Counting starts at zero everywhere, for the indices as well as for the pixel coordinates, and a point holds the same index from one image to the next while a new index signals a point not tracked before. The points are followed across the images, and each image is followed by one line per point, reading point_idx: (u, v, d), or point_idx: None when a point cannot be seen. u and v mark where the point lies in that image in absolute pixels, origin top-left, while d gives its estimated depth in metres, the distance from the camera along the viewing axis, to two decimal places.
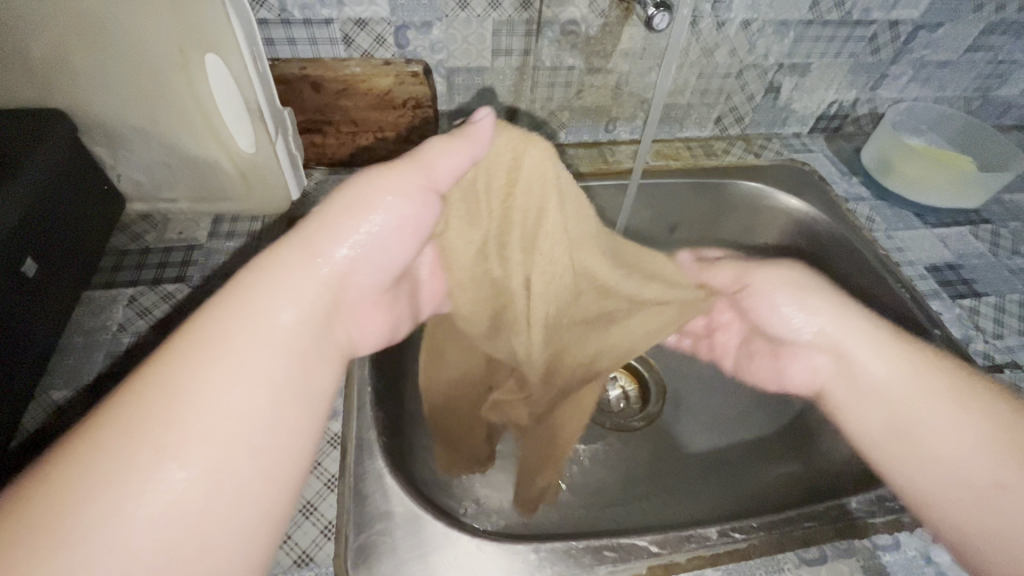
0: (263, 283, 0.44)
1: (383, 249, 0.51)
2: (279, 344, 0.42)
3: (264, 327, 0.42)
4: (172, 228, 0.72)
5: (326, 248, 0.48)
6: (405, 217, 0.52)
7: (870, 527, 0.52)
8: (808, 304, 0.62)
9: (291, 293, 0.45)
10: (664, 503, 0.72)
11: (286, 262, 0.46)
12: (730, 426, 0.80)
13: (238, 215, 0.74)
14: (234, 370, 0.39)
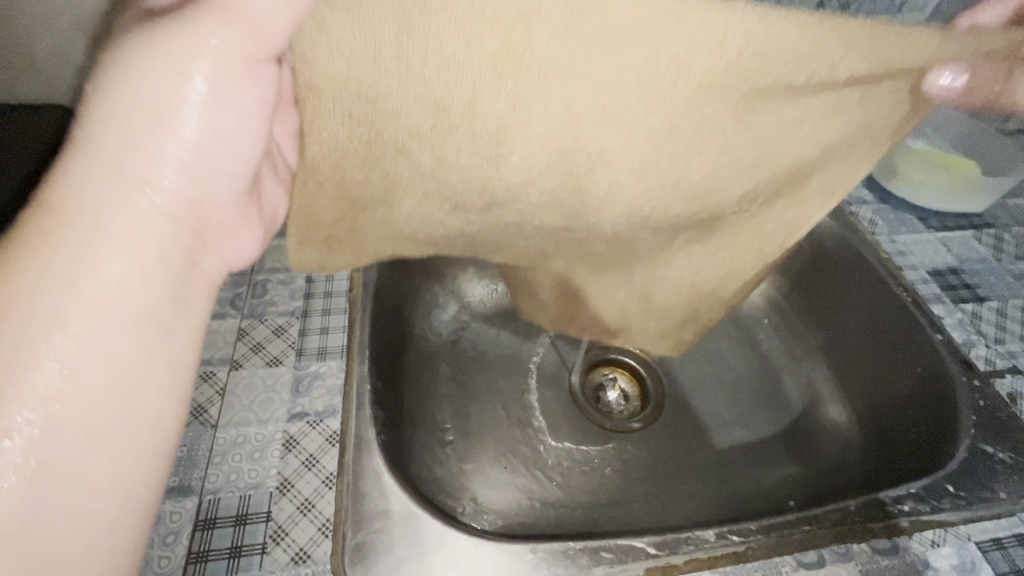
0: (69, 232, 0.35)
1: (236, 140, 0.41)
2: (95, 298, 0.35)
3: (69, 283, 0.34)
4: None
5: (143, 174, 0.37)
6: (247, 97, 0.40)
7: (869, 531, 0.51)
8: None
9: (120, 241, 0.36)
10: (662, 503, 0.72)
11: (84, 191, 0.36)
12: (730, 426, 0.80)
13: None
14: (33, 355, 0.33)
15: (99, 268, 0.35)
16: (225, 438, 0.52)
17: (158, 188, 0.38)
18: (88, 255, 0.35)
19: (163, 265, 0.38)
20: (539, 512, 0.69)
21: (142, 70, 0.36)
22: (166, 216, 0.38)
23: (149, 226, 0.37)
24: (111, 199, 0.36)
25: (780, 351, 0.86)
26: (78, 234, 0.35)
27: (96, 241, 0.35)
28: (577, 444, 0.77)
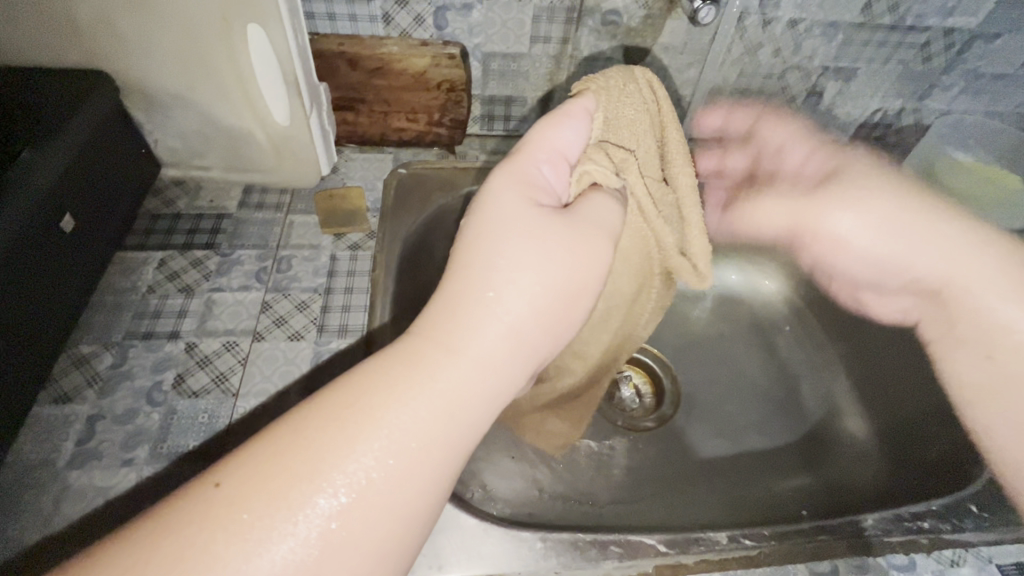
0: (436, 332, 0.31)
1: (584, 296, 0.37)
2: (410, 429, 0.28)
3: (412, 405, 0.29)
4: (203, 196, 0.71)
5: (500, 288, 0.33)
6: (585, 284, 0.37)
7: (884, 545, 0.50)
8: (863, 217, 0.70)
9: (473, 358, 0.31)
10: (669, 504, 0.71)
11: (498, 304, 0.33)
12: (744, 433, 0.79)
13: (267, 186, 0.73)
14: (339, 465, 0.26)
15: (437, 381, 0.30)
16: (243, 409, 0.54)
17: (520, 333, 0.33)
18: (446, 380, 0.30)
19: (489, 408, 0.32)
20: (547, 504, 0.69)
21: (505, 208, 0.37)
22: (517, 360, 0.33)
23: (496, 353, 0.32)
24: (473, 323, 0.32)
25: (800, 360, 0.85)
26: (449, 355, 0.31)
27: (440, 364, 0.30)
28: (589, 439, 0.77)
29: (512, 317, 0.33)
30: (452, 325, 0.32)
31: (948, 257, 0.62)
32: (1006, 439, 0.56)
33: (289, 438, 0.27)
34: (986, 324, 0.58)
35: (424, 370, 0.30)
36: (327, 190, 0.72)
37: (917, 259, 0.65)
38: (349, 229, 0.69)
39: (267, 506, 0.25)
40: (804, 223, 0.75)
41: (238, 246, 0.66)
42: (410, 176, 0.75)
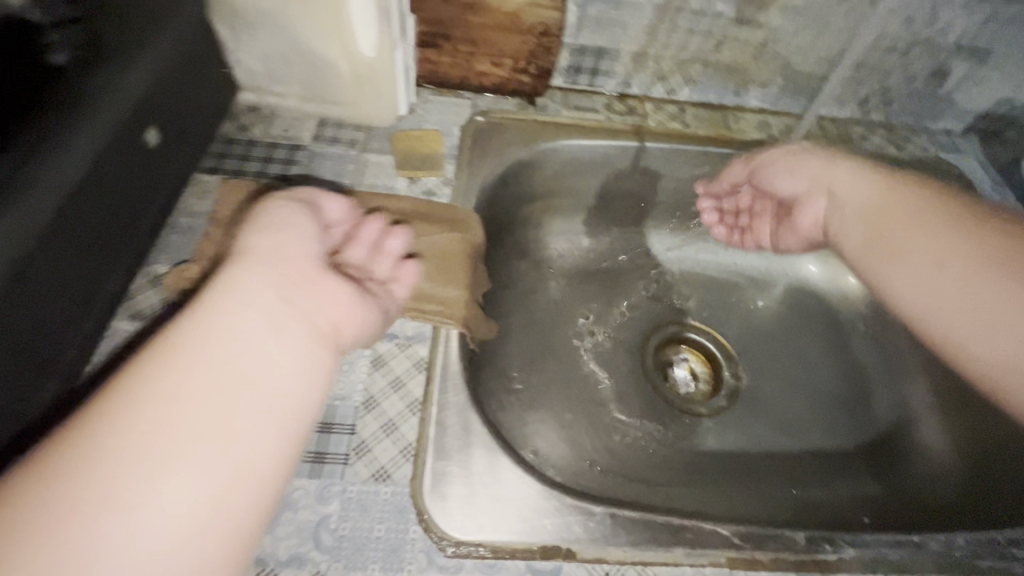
0: (220, 292, 0.37)
1: (292, 241, 0.42)
2: (199, 397, 0.33)
3: (202, 383, 0.34)
4: (279, 125, 0.69)
5: (254, 249, 0.40)
6: (285, 241, 0.42)
7: (973, 567, 0.47)
8: (797, 166, 0.63)
9: (259, 297, 0.38)
10: (729, 496, 0.68)
11: (214, 294, 0.37)
12: (802, 428, 0.76)
13: (343, 121, 0.70)
14: (123, 451, 0.31)
15: (244, 317, 0.37)
16: None
17: (303, 325, 0.39)
18: (203, 371, 0.34)
19: (272, 379, 0.36)
20: (597, 478, 0.68)
21: (258, 219, 0.43)
22: (343, 307, 0.43)
23: (272, 285, 0.39)
24: (227, 297, 0.37)
25: (874, 363, 0.80)
26: (200, 313, 0.36)
27: (221, 349, 0.35)
28: (644, 418, 0.75)
29: (255, 315, 0.37)
30: (229, 316, 0.36)
31: (863, 178, 0.58)
32: (978, 315, 0.47)
33: (64, 447, 0.30)
34: (887, 227, 0.55)
35: (204, 356, 0.35)
36: (403, 131, 0.70)
37: (801, 171, 0.63)
38: (423, 172, 0.66)
39: (59, 496, 0.29)
40: (810, 164, 0.62)
41: (312, 180, 0.64)
42: (488, 127, 0.73)
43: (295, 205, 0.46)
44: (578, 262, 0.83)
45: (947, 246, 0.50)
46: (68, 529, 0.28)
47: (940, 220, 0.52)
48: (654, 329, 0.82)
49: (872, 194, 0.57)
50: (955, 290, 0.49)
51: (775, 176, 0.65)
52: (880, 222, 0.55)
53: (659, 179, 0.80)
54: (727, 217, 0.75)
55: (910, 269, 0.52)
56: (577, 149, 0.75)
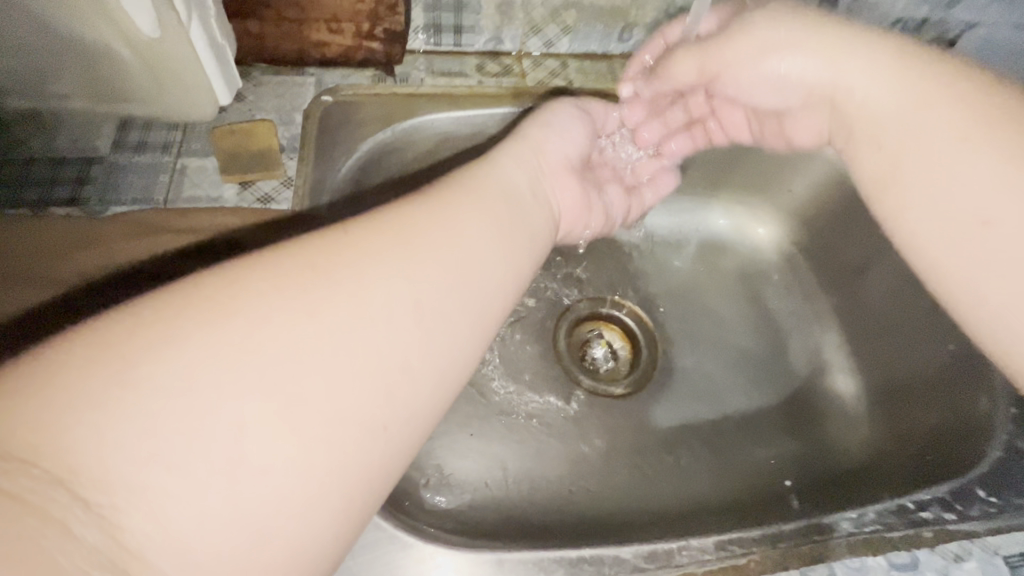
0: (432, 214, 0.37)
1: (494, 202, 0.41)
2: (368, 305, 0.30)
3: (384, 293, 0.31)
4: (66, 133, 0.55)
5: (491, 190, 0.42)
6: (504, 197, 0.42)
7: (885, 543, 0.44)
8: (784, 47, 0.48)
9: (451, 230, 0.36)
10: (654, 485, 0.65)
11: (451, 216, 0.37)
12: (723, 393, 0.73)
13: (152, 120, 0.57)
14: (249, 354, 0.27)
15: (438, 249, 0.35)
16: None
17: (484, 283, 0.37)
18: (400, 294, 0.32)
19: (447, 333, 0.33)
20: (511, 486, 0.63)
21: (500, 172, 0.45)
22: (506, 259, 0.39)
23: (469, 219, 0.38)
24: (420, 209, 0.36)
25: (787, 312, 0.78)
26: (392, 226, 0.34)
27: (424, 271, 0.33)
28: (560, 409, 0.69)
29: (459, 240, 0.36)
30: (420, 224, 0.35)
31: (884, 81, 0.45)
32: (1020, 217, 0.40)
33: (241, 280, 0.28)
34: (905, 114, 0.44)
35: (400, 266, 0.33)
36: (229, 124, 0.58)
37: (800, 60, 0.48)
38: (256, 174, 0.56)
39: (221, 316, 0.27)
40: (788, 39, 0.48)
41: (114, 200, 0.53)
42: (339, 108, 0.61)
43: (549, 131, 0.53)
44: None
45: (952, 108, 0.42)
46: (205, 367, 0.25)
47: (938, 101, 0.43)
48: (565, 308, 0.76)
49: (902, 105, 0.44)
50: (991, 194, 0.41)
51: (747, 78, 0.51)
52: (913, 141, 0.43)
53: None
54: (690, 128, 0.65)
55: (951, 167, 0.42)
56: (448, 123, 0.65)
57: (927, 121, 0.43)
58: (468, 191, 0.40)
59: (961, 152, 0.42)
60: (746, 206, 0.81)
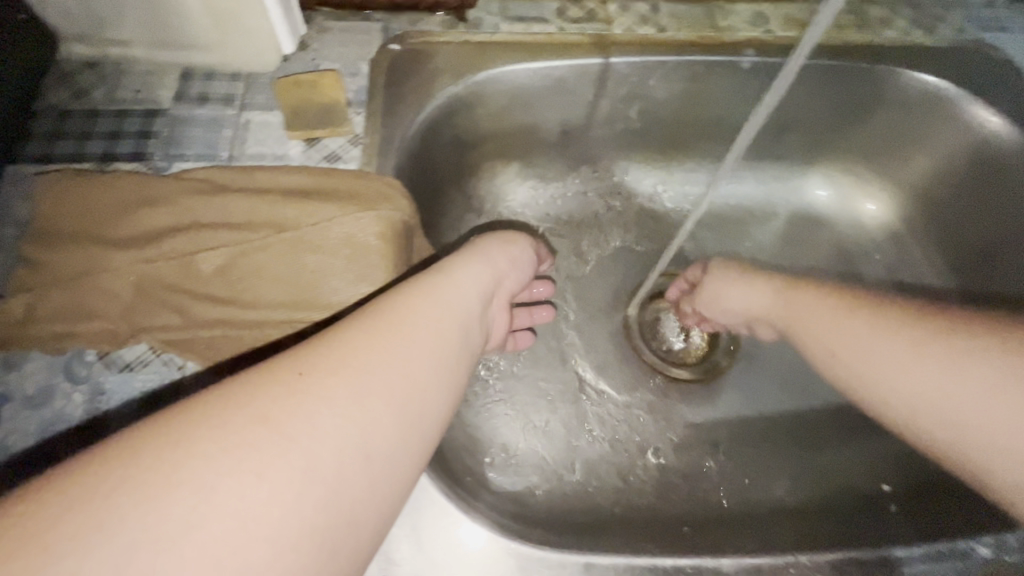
0: (386, 317, 0.31)
1: (455, 296, 0.37)
2: (341, 394, 0.26)
3: (355, 377, 0.27)
4: (128, 84, 0.52)
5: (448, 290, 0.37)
6: (473, 286, 0.39)
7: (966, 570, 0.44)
8: (750, 286, 0.54)
9: (401, 336, 0.31)
10: (734, 480, 0.60)
11: (422, 299, 0.34)
12: (812, 383, 0.66)
13: (213, 70, 0.54)
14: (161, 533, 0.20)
15: (383, 356, 0.29)
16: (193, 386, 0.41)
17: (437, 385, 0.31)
18: (372, 376, 0.28)
19: (395, 454, 0.28)
20: (580, 471, 0.59)
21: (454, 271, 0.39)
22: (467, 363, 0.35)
23: (422, 320, 0.33)
24: (383, 299, 0.33)
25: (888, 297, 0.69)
26: (340, 338, 0.29)
27: (400, 351, 0.30)
28: (630, 391, 0.64)
29: (410, 339, 0.31)
30: (387, 312, 0.32)
31: (801, 309, 0.50)
32: (959, 404, 0.40)
33: (197, 407, 0.24)
34: (810, 335, 0.48)
35: (370, 352, 0.29)
36: (292, 74, 0.54)
37: (752, 292, 0.54)
38: (323, 131, 0.51)
39: (177, 446, 0.23)
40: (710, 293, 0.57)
41: (177, 156, 0.50)
42: (406, 56, 0.57)
43: (511, 245, 0.47)
44: (542, 216, 0.70)
45: (897, 362, 0.42)
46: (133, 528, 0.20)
47: (821, 314, 0.48)
48: (638, 284, 0.69)
49: (799, 311, 0.50)
50: (930, 384, 0.41)
51: (710, 297, 0.57)
52: (816, 329, 0.48)
53: (632, 99, 0.63)
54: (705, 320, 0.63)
55: (880, 365, 0.43)
56: (524, 75, 0.58)
57: (838, 348, 0.46)
58: (436, 275, 0.37)
59: (874, 355, 0.44)
60: (852, 176, 0.71)
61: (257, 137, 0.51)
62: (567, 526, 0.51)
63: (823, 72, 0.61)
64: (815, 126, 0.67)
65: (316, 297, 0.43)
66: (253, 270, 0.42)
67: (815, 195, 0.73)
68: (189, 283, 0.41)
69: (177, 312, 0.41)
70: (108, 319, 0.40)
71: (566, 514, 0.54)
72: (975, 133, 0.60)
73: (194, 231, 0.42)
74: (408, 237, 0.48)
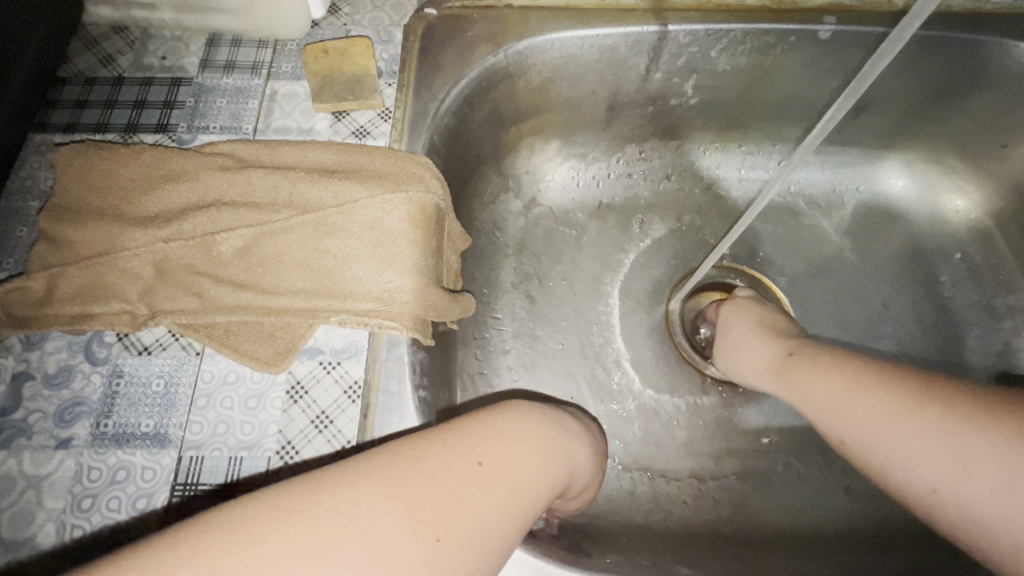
0: (444, 456, 0.27)
1: (522, 448, 0.32)
2: (455, 557, 0.24)
3: (470, 539, 0.25)
4: (154, 50, 0.50)
5: (515, 435, 0.32)
6: (572, 449, 0.37)
7: None
8: (750, 336, 0.51)
9: (455, 481, 0.26)
10: (773, 494, 0.56)
11: (531, 456, 0.32)
12: None
13: (240, 35, 0.51)
14: None
15: (429, 501, 0.25)
16: (211, 373, 0.40)
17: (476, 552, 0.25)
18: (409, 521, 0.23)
19: None
20: (610, 476, 0.55)
21: (524, 417, 0.35)
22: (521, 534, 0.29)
23: (484, 469, 0.28)
24: (500, 435, 0.31)
25: (968, 302, 0.62)
26: (395, 461, 0.26)
27: (506, 511, 0.28)
28: (668, 391, 0.60)
29: (461, 484, 0.26)
30: (504, 459, 0.30)
31: (800, 384, 0.45)
32: (966, 477, 0.34)
33: (329, 506, 0.23)
34: (814, 401, 0.44)
35: (485, 505, 0.27)
36: (321, 41, 0.50)
37: (756, 338, 0.51)
38: (352, 103, 0.48)
39: (312, 548, 0.21)
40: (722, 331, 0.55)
41: (200, 128, 0.47)
42: (443, 22, 0.52)
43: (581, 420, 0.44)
44: (582, 199, 0.66)
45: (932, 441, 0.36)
46: None
47: (816, 371, 0.44)
48: (683, 276, 0.64)
49: (804, 387, 0.45)
50: (942, 464, 0.35)
51: (722, 335, 0.54)
52: (830, 403, 0.42)
53: (690, 73, 0.57)
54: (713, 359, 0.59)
55: (882, 438, 0.38)
56: (571, 44, 0.53)
57: (861, 421, 0.40)
58: (501, 417, 0.34)
59: (904, 429, 0.37)
60: (936, 164, 0.63)
61: (284, 109, 0.48)
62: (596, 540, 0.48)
63: (911, 45, 0.53)
64: (899, 107, 0.59)
65: (338, 285, 0.40)
66: (272, 254, 0.40)
67: (888, 183, 0.65)
68: (208, 265, 0.39)
69: (193, 294, 0.39)
70: (127, 300, 0.38)
71: (592, 521, 0.51)
72: None
73: (214, 212, 0.40)
74: (438, 222, 0.45)
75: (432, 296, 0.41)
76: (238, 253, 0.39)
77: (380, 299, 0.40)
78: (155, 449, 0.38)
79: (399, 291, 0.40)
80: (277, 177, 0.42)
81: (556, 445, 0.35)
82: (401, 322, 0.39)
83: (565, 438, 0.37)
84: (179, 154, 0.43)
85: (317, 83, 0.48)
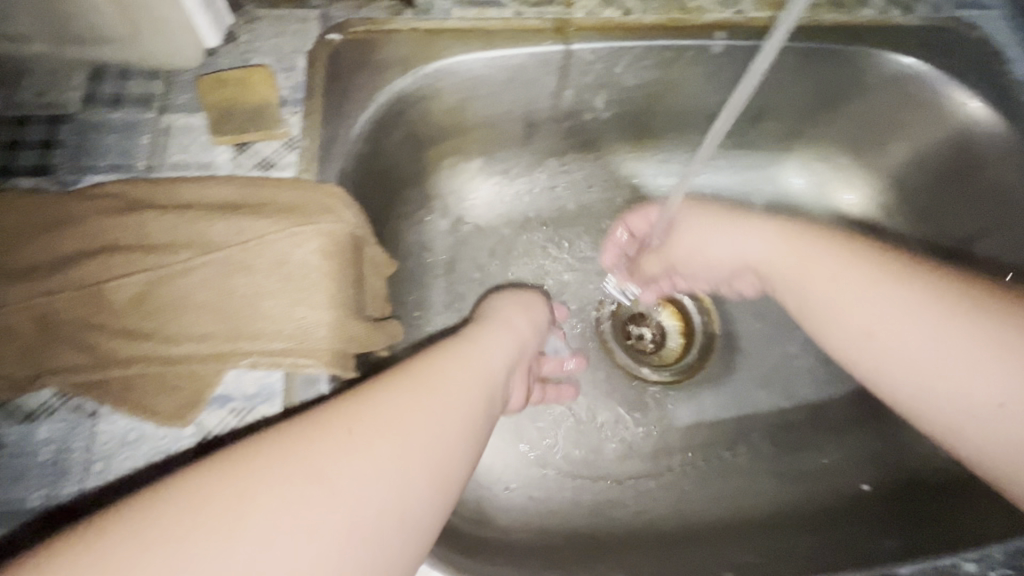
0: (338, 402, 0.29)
1: (433, 369, 0.33)
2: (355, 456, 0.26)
3: (368, 440, 0.26)
4: (30, 86, 0.47)
5: (421, 364, 0.34)
6: (494, 358, 0.39)
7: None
8: (739, 228, 0.49)
9: (349, 413, 0.28)
10: (708, 486, 0.58)
11: (440, 369, 0.33)
12: (794, 382, 0.63)
13: (127, 67, 0.48)
14: None
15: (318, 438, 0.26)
16: (110, 434, 0.37)
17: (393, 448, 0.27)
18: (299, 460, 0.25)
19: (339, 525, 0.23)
20: (553, 487, 0.56)
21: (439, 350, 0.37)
22: (456, 423, 0.30)
23: (384, 395, 0.30)
24: (402, 369, 0.33)
25: None
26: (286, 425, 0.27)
27: (417, 412, 0.29)
28: (604, 398, 0.61)
29: (359, 411, 0.28)
30: (405, 380, 0.31)
31: (781, 253, 0.46)
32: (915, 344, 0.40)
33: (205, 473, 0.24)
34: (800, 281, 0.45)
35: (390, 416, 0.28)
36: (218, 71, 0.48)
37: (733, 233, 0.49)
38: (255, 134, 0.46)
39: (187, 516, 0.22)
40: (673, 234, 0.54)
41: (86, 168, 0.44)
42: (348, 47, 0.52)
43: (513, 323, 0.45)
44: (507, 213, 0.66)
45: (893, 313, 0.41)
46: None
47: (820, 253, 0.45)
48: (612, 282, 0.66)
49: (787, 264, 0.46)
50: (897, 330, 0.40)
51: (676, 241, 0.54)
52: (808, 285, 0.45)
53: (598, 88, 0.59)
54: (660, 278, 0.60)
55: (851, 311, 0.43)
56: (479, 65, 0.54)
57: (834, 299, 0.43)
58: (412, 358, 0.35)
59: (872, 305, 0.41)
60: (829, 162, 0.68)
61: (182, 142, 0.46)
62: (540, 557, 0.48)
63: (795, 55, 0.58)
64: (793, 111, 0.64)
65: (248, 327, 0.38)
66: (172, 298, 0.37)
67: (790, 181, 0.70)
68: (97, 317, 0.36)
69: (82, 350, 0.36)
70: (4, 363, 0.35)
71: (535, 536, 0.51)
72: (962, 121, 0.57)
73: (103, 260, 0.37)
74: (354, 252, 0.44)
75: (351, 327, 0.40)
76: (133, 302, 0.37)
77: (292, 338, 0.38)
78: (50, 524, 0.35)
79: (314, 327, 0.39)
80: (178, 218, 0.39)
81: (477, 358, 0.37)
82: (317, 359, 0.38)
83: (489, 350, 0.39)
84: (62, 199, 0.40)
85: (214, 115, 0.46)
